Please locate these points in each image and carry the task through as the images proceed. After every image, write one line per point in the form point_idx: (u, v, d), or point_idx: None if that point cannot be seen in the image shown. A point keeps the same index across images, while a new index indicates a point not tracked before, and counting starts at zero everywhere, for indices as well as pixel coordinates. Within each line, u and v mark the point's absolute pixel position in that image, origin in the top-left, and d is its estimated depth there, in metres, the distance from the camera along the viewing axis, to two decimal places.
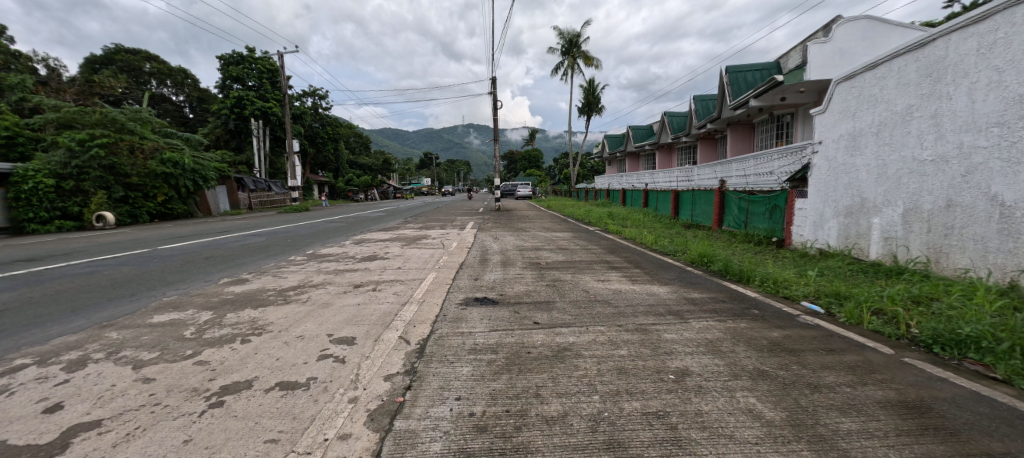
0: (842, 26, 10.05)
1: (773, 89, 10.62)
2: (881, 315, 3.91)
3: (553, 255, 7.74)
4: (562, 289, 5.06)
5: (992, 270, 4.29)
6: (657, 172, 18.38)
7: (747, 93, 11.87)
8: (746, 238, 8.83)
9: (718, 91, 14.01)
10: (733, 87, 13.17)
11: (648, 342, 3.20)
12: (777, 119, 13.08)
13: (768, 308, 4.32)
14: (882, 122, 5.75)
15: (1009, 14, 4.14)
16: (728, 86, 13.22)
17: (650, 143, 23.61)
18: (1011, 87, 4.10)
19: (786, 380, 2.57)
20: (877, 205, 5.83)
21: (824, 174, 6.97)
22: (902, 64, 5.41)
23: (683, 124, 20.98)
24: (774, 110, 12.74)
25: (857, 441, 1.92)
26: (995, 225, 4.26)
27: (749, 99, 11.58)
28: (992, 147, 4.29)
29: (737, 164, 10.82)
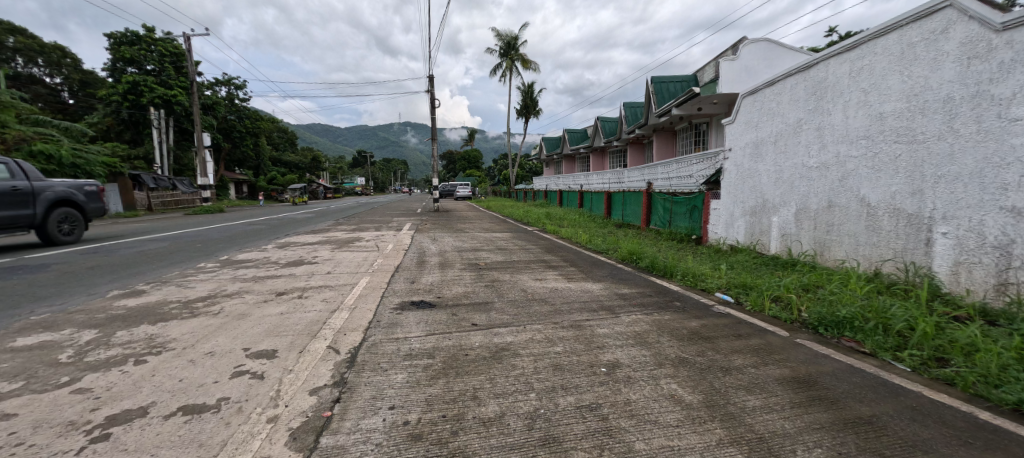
0: (747, 46, 11.28)
1: (691, 100, 11.58)
2: (779, 302, 4.44)
3: (492, 255, 7.76)
4: (501, 289, 5.09)
5: (861, 261, 5.07)
6: (591, 174, 19.21)
7: (669, 103, 12.81)
8: (670, 236, 9.56)
9: (645, 99, 14.97)
10: (658, 96, 14.19)
11: (582, 338, 3.33)
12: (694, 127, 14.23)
13: (688, 300, 4.72)
14: (778, 133, 6.53)
15: (873, 44, 4.90)
16: (654, 95, 14.22)
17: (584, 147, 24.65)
18: (874, 106, 4.87)
19: (702, 365, 2.81)
20: (775, 206, 6.60)
21: (733, 178, 7.74)
22: (794, 84, 6.19)
23: (614, 129, 22.15)
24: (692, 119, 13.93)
25: (760, 415, 2.15)
26: (863, 223, 5.04)
27: (671, 109, 12.52)
28: (859, 157, 5.07)
29: (661, 167, 11.59)
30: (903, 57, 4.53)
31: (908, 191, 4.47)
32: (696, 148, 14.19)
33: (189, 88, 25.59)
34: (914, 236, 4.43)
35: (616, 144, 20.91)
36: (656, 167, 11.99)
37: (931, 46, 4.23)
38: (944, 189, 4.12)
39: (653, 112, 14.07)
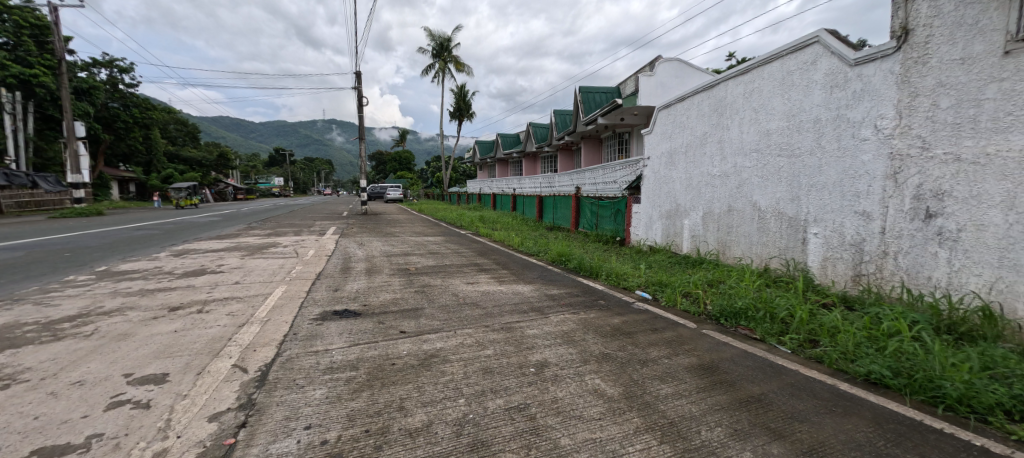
0: (663, 64, 12.32)
1: (615, 111, 12.34)
2: (689, 297, 4.90)
3: (423, 260, 7.56)
4: (432, 294, 4.97)
5: (754, 258, 5.78)
6: (523, 179, 19.60)
7: (595, 112, 13.53)
8: (596, 238, 10.08)
9: (573, 107, 15.67)
10: (585, 105, 14.92)
11: (512, 339, 3.38)
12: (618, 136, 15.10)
13: (611, 298, 5.02)
14: (688, 144, 7.21)
15: (762, 69, 5.62)
16: (581, 104, 14.94)
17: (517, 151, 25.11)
18: (762, 124, 5.58)
19: (622, 359, 3.00)
20: (686, 209, 7.27)
21: (651, 184, 8.38)
22: (700, 100, 6.87)
23: (545, 135, 22.84)
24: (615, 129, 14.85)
25: (671, 402, 2.35)
26: (755, 224, 5.75)
27: (597, 118, 13.25)
28: (752, 167, 5.78)
29: (589, 173, 12.18)
30: (784, 82, 5.25)
31: (789, 198, 5.20)
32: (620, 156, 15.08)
33: (56, 68, 21.60)
34: (794, 236, 5.15)
35: (547, 150, 21.55)
36: (584, 172, 12.57)
37: (805, 74, 4.96)
38: (815, 196, 4.85)
39: (581, 120, 14.77)
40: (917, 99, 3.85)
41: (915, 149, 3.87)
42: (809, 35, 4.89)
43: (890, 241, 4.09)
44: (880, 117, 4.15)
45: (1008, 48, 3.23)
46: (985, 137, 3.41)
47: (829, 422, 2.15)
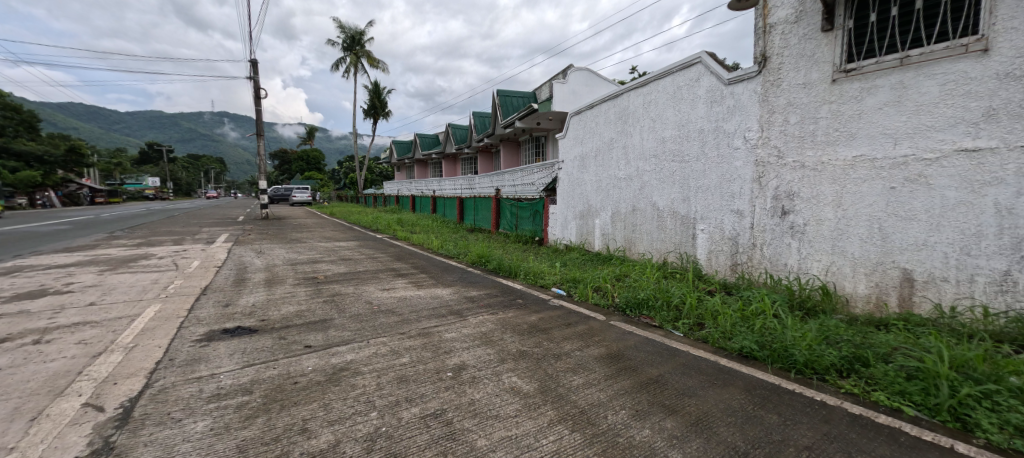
0: (574, 72, 13.06)
1: (531, 115, 12.71)
2: (600, 291, 5.24)
3: (334, 267, 7.02)
4: (343, 304, 4.64)
5: (655, 252, 6.38)
6: (443, 180, 19.32)
7: (513, 116, 13.79)
8: (516, 239, 10.31)
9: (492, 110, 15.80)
10: (503, 109, 15.14)
11: (430, 345, 3.30)
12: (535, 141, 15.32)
13: (529, 297, 5.16)
14: (597, 149, 7.71)
15: (657, 83, 6.22)
16: (500, 107, 15.12)
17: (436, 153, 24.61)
18: (658, 132, 6.18)
19: (538, 355, 3.10)
20: (597, 210, 7.76)
21: (566, 186, 8.80)
22: (607, 108, 7.39)
23: (465, 137, 22.73)
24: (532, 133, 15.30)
25: (581, 392, 2.49)
26: (655, 222, 6.35)
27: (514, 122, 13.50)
28: (651, 171, 6.36)
29: (508, 175, 12.40)
30: (675, 95, 5.88)
31: (681, 198, 5.83)
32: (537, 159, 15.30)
33: None
34: (686, 232, 5.79)
35: (467, 151, 21.41)
36: (503, 174, 12.78)
37: (691, 89, 5.60)
38: (702, 197, 5.50)
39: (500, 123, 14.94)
40: (774, 115, 4.59)
41: (773, 157, 4.62)
42: (694, 55, 5.54)
43: (758, 234, 4.82)
44: (747, 130, 4.86)
45: (837, 77, 4.04)
46: (822, 148, 4.19)
47: (711, 395, 2.46)
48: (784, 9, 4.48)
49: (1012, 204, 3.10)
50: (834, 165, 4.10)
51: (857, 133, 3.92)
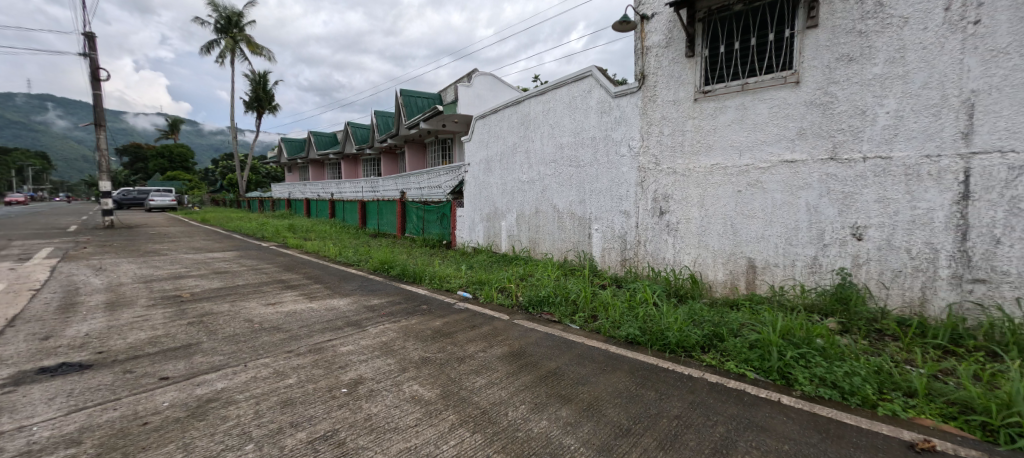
0: (479, 76, 13.13)
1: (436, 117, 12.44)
2: (504, 291, 5.35)
3: (205, 282, 6.05)
4: (215, 325, 4.01)
5: (556, 251, 6.73)
6: (342, 182, 17.98)
7: (417, 117, 13.32)
8: (423, 243, 10.05)
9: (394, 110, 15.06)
10: (407, 109, 14.54)
11: (322, 361, 3.03)
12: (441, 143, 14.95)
13: (434, 302, 5.05)
14: (501, 153, 7.86)
15: (554, 92, 6.54)
16: (404, 107, 14.48)
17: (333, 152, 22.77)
18: (557, 138, 6.54)
19: (441, 360, 3.05)
20: (503, 212, 7.91)
21: (472, 189, 8.81)
22: (510, 114, 7.57)
23: (366, 136, 21.41)
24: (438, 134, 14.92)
25: (483, 392, 2.51)
26: (556, 223, 6.69)
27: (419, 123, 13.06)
28: (551, 175, 6.70)
29: (413, 177, 12.01)
30: (570, 105, 6.26)
31: (578, 200, 6.24)
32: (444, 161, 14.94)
33: None
34: (583, 231, 6.22)
35: (368, 152, 20.17)
36: (408, 176, 12.35)
37: (584, 100, 6.02)
38: (596, 199, 5.95)
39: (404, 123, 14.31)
40: (651, 127, 5.18)
41: (652, 164, 5.21)
42: (585, 68, 5.96)
43: (641, 232, 5.39)
44: (631, 139, 5.41)
45: (697, 97, 4.73)
46: (689, 156, 4.85)
47: (601, 380, 2.68)
48: (658, 34, 5.06)
49: (817, 204, 3.96)
50: (698, 171, 4.78)
51: (714, 145, 4.63)
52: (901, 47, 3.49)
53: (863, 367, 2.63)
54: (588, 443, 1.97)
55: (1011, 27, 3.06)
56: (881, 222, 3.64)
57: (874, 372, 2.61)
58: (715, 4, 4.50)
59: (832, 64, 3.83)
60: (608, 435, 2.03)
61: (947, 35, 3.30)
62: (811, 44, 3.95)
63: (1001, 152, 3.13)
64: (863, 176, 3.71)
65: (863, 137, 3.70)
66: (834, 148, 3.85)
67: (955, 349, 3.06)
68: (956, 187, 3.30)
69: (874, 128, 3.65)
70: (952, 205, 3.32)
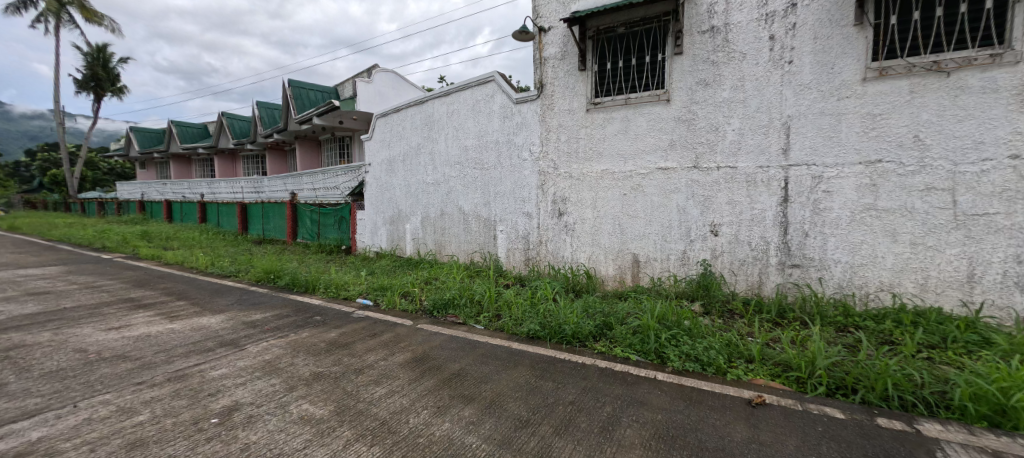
0: (379, 72, 12.39)
1: (331, 113, 11.46)
2: (407, 296, 5.16)
3: (13, 307, 4.74)
4: (29, 360, 3.17)
5: (462, 253, 6.71)
6: (215, 181, 15.61)
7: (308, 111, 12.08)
8: (319, 250, 9.24)
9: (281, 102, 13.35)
10: (297, 102, 13.03)
11: (186, 390, 2.60)
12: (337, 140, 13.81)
13: (328, 312, 4.65)
14: (404, 153, 7.57)
15: (458, 94, 6.53)
16: (293, 100, 12.93)
17: (203, 146, 19.62)
18: (461, 140, 6.52)
19: (336, 374, 2.84)
20: (406, 215, 7.63)
21: (372, 190, 8.32)
22: (412, 114, 7.33)
23: (246, 130, 18.86)
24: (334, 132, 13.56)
25: (382, 402, 2.40)
26: (462, 226, 6.67)
27: (311, 118, 11.85)
28: (456, 177, 6.66)
29: (305, 177, 10.96)
30: (474, 108, 6.31)
31: (483, 202, 6.31)
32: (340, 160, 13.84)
33: None
34: (487, 233, 6.30)
35: (250, 148, 17.73)
36: (299, 176, 11.22)
37: (487, 104, 6.12)
38: (500, 201, 6.09)
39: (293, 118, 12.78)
40: (549, 133, 5.49)
41: (550, 168, 5.51)
42: (488, 73, 6.07)
43: (542, 233, 5.66)
44: (532, 144, 5.65)
45: (589, 107, 5.14)
46: (583, 162, 5.24)
47: (504, 377, 2.75)
48: (554, 46, 5.36)
49: (685, 205, 4.59)
50: (591, 175, 5.19)
51: (603, 152, 5.08)
52: (741, 77, 4.23)
53: (718, 341, 3.13)
54: (490, 439, 2.01)
55: (812, 68, 3.91)
56: (731, 221, 4.37)
57: (726, 344, 3.12)
58: (602, 24, 4.94)
59: (694, 87, 4.48)
60: (508, 429, 2.10)
61: (771, 70, 4.09)
62: (678, 68, 4.56)
63: (808, 165, 3.98)
64: (718, 182, 4.40)
65: (717, 149, 4.39)
66: (696, 158, 4.50)
67: (781, 320, 3.81)
68: (781, 192, 4.11)
69: (725, 142, 4.35)
70: (778, 206, 4.13)
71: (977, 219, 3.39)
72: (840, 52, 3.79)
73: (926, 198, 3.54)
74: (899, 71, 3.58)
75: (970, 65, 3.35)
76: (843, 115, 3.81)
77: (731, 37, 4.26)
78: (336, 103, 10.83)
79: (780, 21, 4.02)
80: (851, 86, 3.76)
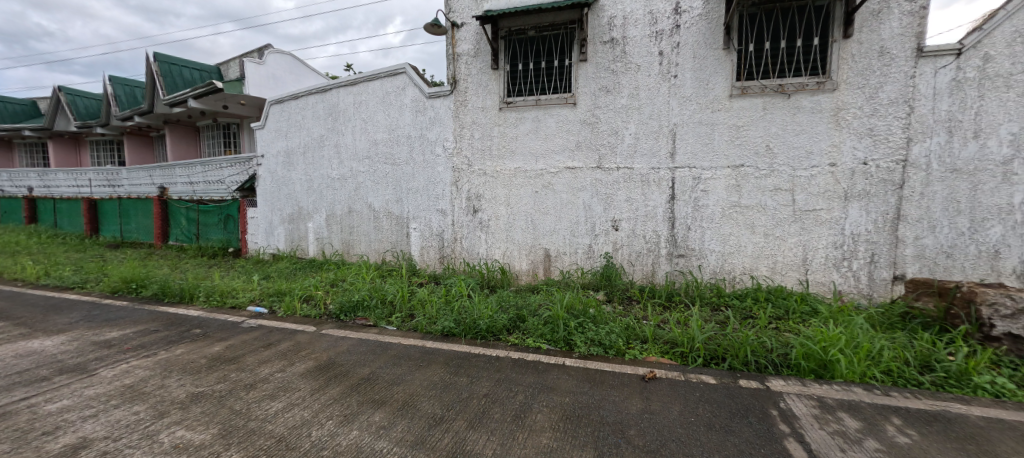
0: (272, 54, 11.08)
1: (212, 96, 10.00)
2: (309, 301, 4.75)
3: None
4: None
5: (372, 253, 6.38)
6: (51, 172, 12.68)
7: (182, 92, 10.38)
8: (200, 254, 8.06)
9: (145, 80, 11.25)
10: (166, 80, 11.10)
11: (9, 432, 2.09)
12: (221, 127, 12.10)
13: (211, 323, 4.09)
14: (304, 145, 6.93)
15: (366, 84, 6.17)
16: (160, 78, 10.98)
17: (31, 128, 15.76)
18: (370, 133, 6.18)
19: (221, 392, 2.52)
20: (308, 212, 7.01)
21: (266, 185, 7.48)
22: (314, 102, 6.74)
23: (96, 111, 15.60)
24: (217, 117, 11.85)
25: (279, 418, 2.19)
26: (372, 224, 6.34)
27: (186, 101, 10.20)
28: (365, 172, 6.30)
29: (178, 169, 9.43)
30: (384, 100, 6.02)
31: (394, 199, 6.07)
32: (225, 150, 12.16)
33: None
34: (400, 230, 6.08)
35: (101, 132, 14.70)
36: (171, 167, 9.60)
37: (398, 97, 5.88)
38: (413, 198, 5.91)
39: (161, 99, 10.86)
40: (463, 130, 5.47)
41: (465, 165, 5.50)
42: (399, 64, 5.83)
43: (457, 230, 5.64)
44: (445, 140, 5.58)
45: (502, 106, 5.24)
46: (496, 160, 5.33)
47: (417, 377, 2.70)
48: (467, 43, 5.35)
49: (590, 202, 4.94)
50: (504, 173, 5.31)
51: (516, 151, 5.22)
52: (637, 86, 4.66)
53: (618, 326, 3.44)
54: (402, 441, 1.96)
55: (692, 83, 4.46)
56: (629, 217, 4.81)
57: (625, 328, 3.44)
58: (514, 26, 5.05)
59: (597, 93, 4.82)
60: (421, 429, 2.07)
61: (661, 82, 4.58)
62: (583, 74, 4.87)
63: (690, 167, 4.54)
64: (618, 181, 4.81)
65: (618, 151, 4.79)
66: (600, 159, 4.86)
67: (669, 304, 4.30)
68: (669, 191, 4.63)
69: (623, 144, 4.77)
70: (667, 204, 4.65)
71: (810, 214, 4.20)
72: (713, 71, 4.38)
73: (775, 197, 4.28)
74: (756, 91, 4.26)
75: (804, 89, 4.12)
76: (716, 126, 4.42)
77: (628, 49, 4.66)
78: (218, 85, 9.47)
79: (667, 39, 4.51)
80: (721, 101, 4.38)
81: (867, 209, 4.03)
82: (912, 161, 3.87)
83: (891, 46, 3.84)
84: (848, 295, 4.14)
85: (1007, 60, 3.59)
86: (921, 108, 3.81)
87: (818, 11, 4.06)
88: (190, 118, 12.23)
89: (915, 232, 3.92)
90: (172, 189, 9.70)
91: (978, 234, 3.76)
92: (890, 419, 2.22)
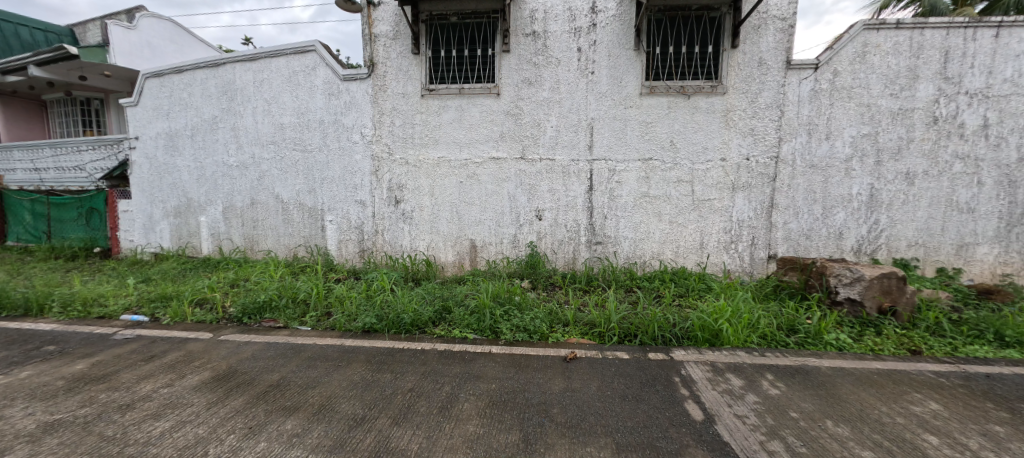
0: (147, 18, 9.46)
1: (64, 64, 8.24)
2: (204, 304, 4.20)
3: None
4: None
5: (282, 249, 5.82)
6: None
7: (20, 56, 8.40)
8: (53, 256, 6.67)
9: None
10: None
11: None
12: (78, 103, 10.07)
13: (72, 337, 3.43)
14: (193, 127, 6.05)
15: (268, 61, 5.55)
16: None
17: None
18: (276, 116, 5.59)
19: (87, 417, 2.13)
20: (200, 205, 6.17)
21: (144, 173, 6.41)
22: (205, 78, 5.90)
23: None
24: (71, 90, 9.81)
25: (166, 439, 1.93)
26: (280, 217, 5.77)
27: (26, 67, 8.28)
28: (270, 159, 5.70)
29: (18, 152, 7.66)
30: (290, 80, 5.47)
31: (306, 190, 5.59)
32: (85, 131, 10.15)
33: None
34: (314, 223, 5.62)
35: None
36: (7, 150, 7.75)
37: (308, 77, 5.39)
38: (327, 188, 5.49)
39: None
40: (382, 117, 5.20)
41: (385, 153, 5.25)
42: (308, 42, 5.35)
43: (378, 222, 5.38)
44: (363, 126, 5.26)
45: (424, 93, 5.07)
46: (419, 148, 5.17)
47: (335, 377, 2.55)
48: (385, 24, 5.06)
49: (515, 193, 5.02)
50: (428, 163, 5.17)
51: (439, 140, 5.11)
52: (557, 81, 4.82)
53: (542, 311, 3.58)
54: (318, 447, 1.85)
55: (607, 80, 4.73)
56: (552, 207, 4.98)
57: (549, 313, 3.58)
58: (435, 10, 4.88)
59: (520, 85, 4.89)
60: (341, 431, 1.96)
61: (579, 77, 4.78)
62: (506, 65, 4.90)
63: (606, 160, 4.83)
64: (541, 172, 4.95)
65: (541, 142, 4.93)
66: (523, 149, 4.96)
67: (589, 288, 4.57)
68: (587, 182, 4.89)
69: (545, 136, 4.91)
70: (586, 194, 4.91)
71: (705, 203, 4.73)
72: (625, 70, 4.69)
73: (677, 188, 4.74)
74: (662, 90, 4.66)
75: (701, 92, 4.59)
76: (628, 121, 4.74)
77: (549, 44, 4.79)
78: (72, 50, 7.82)
79: (585, 36, 4.71)
80: (632, 98, 4.71)
81: (749, 199, 4.64)
82: (783, 158, 4.54)
83: (767, 57, 4.43)
84: (735, 273, 4.76)
85: (849, 76, 4.35)
86: (789, 112, 4.47)
87: (713, 22, 4.54)
88: (32, 90, 9.97)
89: (785, 217, 4.62)
90: (9, 176, 7.86)
91: (829, 219, 4.55)
92: (765, 376, 2.62)
